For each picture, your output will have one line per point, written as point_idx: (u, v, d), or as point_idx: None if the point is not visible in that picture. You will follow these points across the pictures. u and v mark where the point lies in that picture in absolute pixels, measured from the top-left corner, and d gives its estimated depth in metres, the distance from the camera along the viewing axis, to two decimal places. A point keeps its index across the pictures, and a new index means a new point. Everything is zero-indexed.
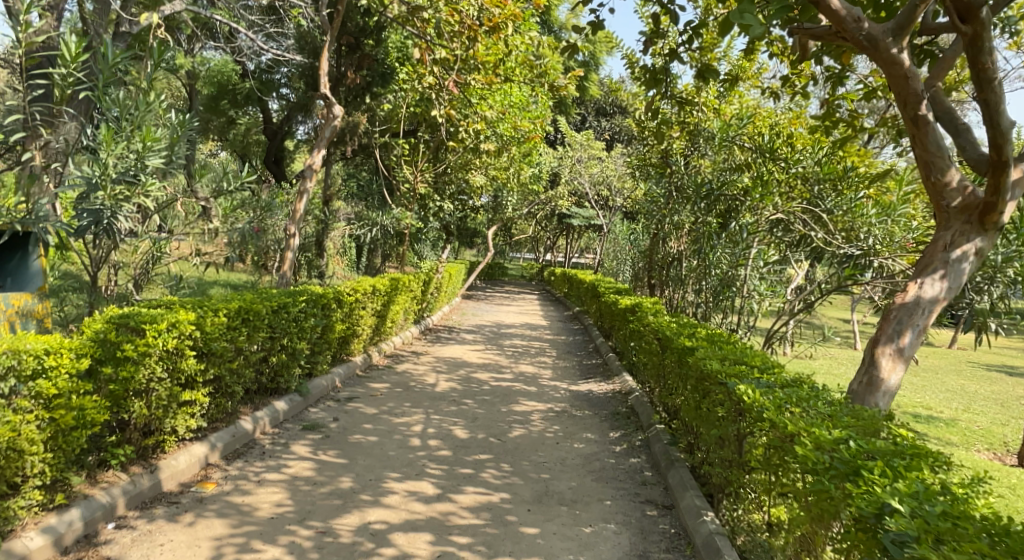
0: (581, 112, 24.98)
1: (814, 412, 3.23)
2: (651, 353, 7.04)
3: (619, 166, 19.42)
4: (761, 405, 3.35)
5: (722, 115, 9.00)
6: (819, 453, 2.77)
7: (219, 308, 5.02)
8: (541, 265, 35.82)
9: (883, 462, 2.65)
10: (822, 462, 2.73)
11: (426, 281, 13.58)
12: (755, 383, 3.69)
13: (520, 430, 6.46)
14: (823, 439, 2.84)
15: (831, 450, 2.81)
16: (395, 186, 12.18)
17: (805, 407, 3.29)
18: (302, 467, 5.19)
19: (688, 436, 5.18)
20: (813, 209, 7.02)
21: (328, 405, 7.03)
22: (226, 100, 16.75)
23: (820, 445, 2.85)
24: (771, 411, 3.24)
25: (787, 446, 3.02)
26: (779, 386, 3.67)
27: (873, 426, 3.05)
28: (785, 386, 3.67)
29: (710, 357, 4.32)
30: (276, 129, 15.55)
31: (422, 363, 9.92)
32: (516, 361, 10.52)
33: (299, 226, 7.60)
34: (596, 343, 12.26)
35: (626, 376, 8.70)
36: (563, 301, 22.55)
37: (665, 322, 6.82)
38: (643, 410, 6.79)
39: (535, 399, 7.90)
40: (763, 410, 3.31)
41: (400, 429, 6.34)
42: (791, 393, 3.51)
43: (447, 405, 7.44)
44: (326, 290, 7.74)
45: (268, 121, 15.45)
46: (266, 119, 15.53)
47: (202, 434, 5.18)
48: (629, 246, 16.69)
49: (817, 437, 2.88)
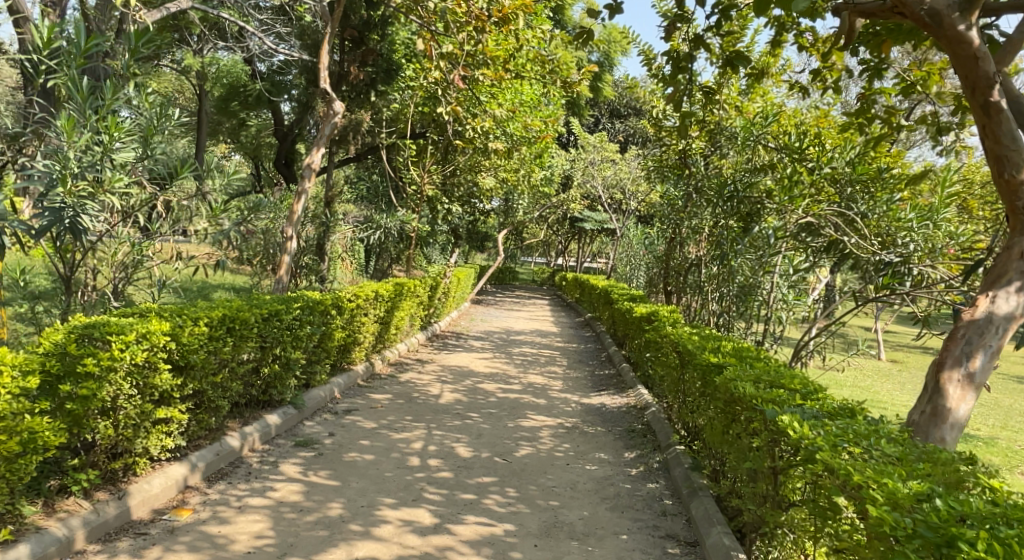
0: (595, 113, 24.55)
1: (878, 453, 2.76)
2: (672, 366, 6.57)
3: (634, 169, 18.95)
4: (814, 442, 2.89)
5: (744, 114, 8.63)
6: (898, 515, 2.32)
7: (199, 316, 4.61)
8: (552, 270, 35.34)
9: (987, 533, 2.17)
10: (905, 528, 2.27)
11: (433, 287, 13.15)
12: (800, 411, 3.22)
13: (529, 448, 6.01)
14: (901, 497, 2.39)
15: (913, 511, 2.36)
16: (402, 189, 11.88)
17: (867, 446, 2.82)
18: (290, 490, 4.76)
19: (714, 461, 4.70)
20: (846, 213, 6.53)
21: (324, 419, 6.61)
22: (235, 101, 16.51)
23: (897, 505, 2.40)
24: (826, 451, 2.78)
25: (853, 500, 2.56)
26: (827, 416, 3.20)
27: (957, 476, 2.59)
28: (835, 416, 3.19)
29: (742, 378, 3.85)
30: (285, 130, 15.25)
31: (427, 372, 9.50)
32: (525, 371, 10.07)
33: (297, 227, 7.16)
34: (610, 352, 11.77)
35: (642, 389, 8.23)
36: (575, 307, 22.06)
37: (685, 333, 6.34)
38: (660, 428, 6.32)
39: (544, 413, 7.45)
40: (815, 450, 2.85)
41: (399, 446, 5.91)
42: (847, 427, 3.04)
43: (451, 419, 7.01)
44: (324, 296, 7.30)
45: (278, 122, 15.16)
46: (277, 120, 15.24)
47: (181, 454, 4.77)
48: (644, 251, 16.20)
49: (895, 490, 2.43)
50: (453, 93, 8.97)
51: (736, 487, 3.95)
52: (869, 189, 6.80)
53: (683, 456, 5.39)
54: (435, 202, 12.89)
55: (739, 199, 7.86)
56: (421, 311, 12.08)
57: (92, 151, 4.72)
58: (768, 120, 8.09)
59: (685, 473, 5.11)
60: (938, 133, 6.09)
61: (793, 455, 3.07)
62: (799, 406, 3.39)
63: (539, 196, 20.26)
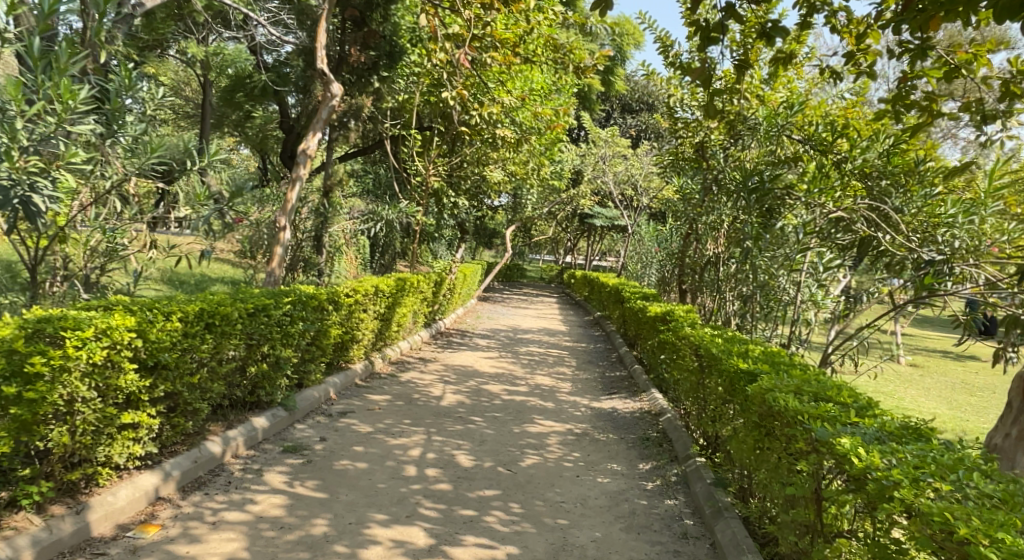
0: (606, 108, 24.10)
1: (969, 494, 2.34)
2: (691, 370, 6.12)
3: (646, 164, 18.49)
4: (886, 475, 2.45)
5: (768, 103, 8.16)
6: None
7: (173, 310, 4.19)
8: (561, 268, 34.82)
9: None
10: None
11: (437, 283, 12.72)
12: (857, 432, 2.77)
13: (535, 458, 5.58)
14: None
15: None
16: (407, 180, 11.47)
17: (956, 481, 2.40)
18: (272, 503, 4.34)
19: (744, 479, 4.26)
20: (882, 207, 6.08)
21: (317, 422, 6.18)
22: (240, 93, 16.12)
23: None
24: (906, 489, 2.36)
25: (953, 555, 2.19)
26: (890, 438, 2.77)
27: None
28: (901, 440, 2.75)
29: (779, 388, 3.39)
30: (290, 123, 14.88)
31: (430, 371, 9.07)
32: (532, 372, 9.62)
33: (291, 216, 6.71)
34: (620, 353, 11.30)
35: (656, 393, 7.77)
36: (584, 306, 21.56)
37: (703, 335, 5.89)
38: (678, 438, 5.87)
39: (552, 418, 7.01)
40: (890, 486, 2.43)
41: (395, 453, 5.48)
42: (921, 455, 2.61)
43: (453, 423, 6.58)
44: (318, 290, 6.87)
45: (283, 114, 14.77)
46: (282, 113, 14.86)
47: (155, 461, 4.36)
48: (656, 249, 15.72)
49: (1018, 551, 2.05)
50: (459, 79, 8.54)
51: (771, 510, 3.52)
52: (905, 181, 6.32)
53: (706, 470, 4.94)
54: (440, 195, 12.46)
55: (758, 193, 7.38)
56: (425, 308, 11.64)
57: (47, 124, 4.35)
58: (793, 109, 7.61)
59: (707, 491, 4.66)
60: (982, 122, 5.57)
61: (856, 485, 2.63)
62: (854, 424, 2.94)
63: (549, 191, 19.79)
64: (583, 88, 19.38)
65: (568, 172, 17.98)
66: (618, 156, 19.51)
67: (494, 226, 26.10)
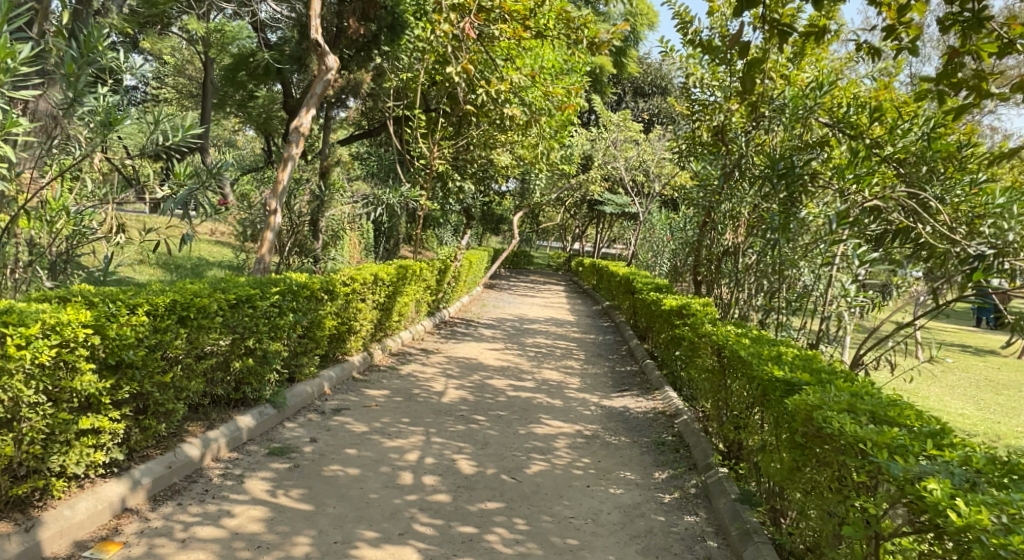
0: (618, 91, 23.54)
1: None
2: (711, 370, 5.69)
3: (658, 150, 18.00)
4: (1002, 541, 2.06)
5: (794, 83, 7.71)
6: None
7: (139, 302, 3.76)
8: (569, 255, 34.33)
9: None
10: None
11: (442, 270, 12.29)
12: (943, 473, 2.36)
13: (541, 465, 5.16)
14: None
15: None
16: (410, 162, 11.02)
17: None
18: (251, 516, 3.93)
19: (774, 497, 3.85)
20: (923, 195, 5.59)
21: (309, 420, 5.77)
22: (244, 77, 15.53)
23: None
24: None
25: None
26: (986, 481, 2.36)
27: None
28: (999, 484, 2.34)
29: (828, 404, 2.96)
30: (293, 104, 14.35)
31: (432, 364, 8.66)
32: (539, 366, 9.19)
33: (282, 200, 6.27)
34: (631, 346, 10.85)
35: (670, 392, 7.33)
36: (592, 295, 21.08)
37: (724, 331, 5.45)
38: (696, 444, 5.44)
39: (560, 418, 6.59)
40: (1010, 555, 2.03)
41: (391, 457, 5.06)
42: None
43: (454, 422, 6.17)
44: (313, 278, 6.44)
45: (287, 96, 14.27)
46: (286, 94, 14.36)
47: (124, 468, 3.95)
48: (669, 237, 15.23)
49: None
50: (463, 53, 8.06)
51: (811, 540, 3.11)
52: (945, 166, 5.91)
53: (729, 483, 4.52)
54: (446, 179, 12.00)
55: (784, 179, 6.91)
56: (428, 297, 11.21)
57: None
58: (822, 91, 7.17)
59: (731, 507, 4.24)
60: None
61: (953, 542, 2.24)
62: (933, 457, 2.52)
63: (558, 176, 19.31)
64: (595, 71, 18.89)
65: (578, 157, 17.49)
66: (630, 141, 19.00)
67: (501, 212, 25.66)
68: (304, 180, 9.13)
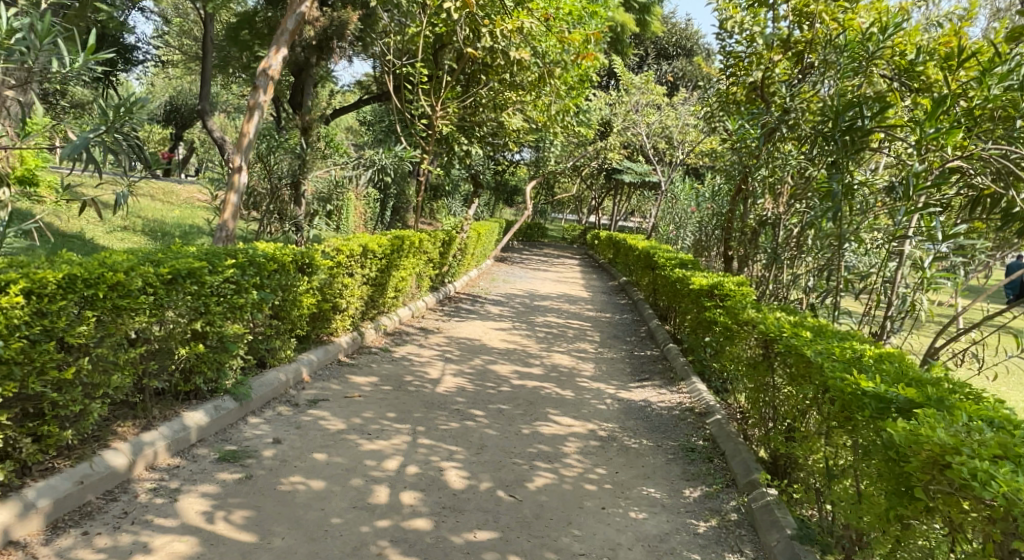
0: (640, 51, 22.29)
1: None
2: (754, 364, 4.77)
3: (682, 114, 16.89)
4: None
5: (851, 28, 6.91)
6: None
7: (13, 279, 2.96)
8: (584, 228, 33.23)
9: None
10: None
11: (446, 241, 11.39)
12: None
13: (547, 477, 4.28)
14: None
15: None
16: (411, 121, 10.10)
17: None
18: (175, 551, 3.12)
19: (852, 543, 3.03)
20: (1019, 152, 4.49)
21: (277, 415, 4.91)
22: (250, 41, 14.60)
23: None
24: None
25: None
26: None
27: None
28: None
29: (969, 453, 2.19)
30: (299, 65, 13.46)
31: (430, 345, 7.82)
32: (549, 349, 8.29)
33: (248, 156, 5.29)
34: (650, 327, 9.92)
35: (699, 384, 6.41)
36: (608, 269, 20.08)
37: (770, 318, 4.51)
38: (735, 455, 4.54)
39: (571, 414, 5.72)
40: None
41: (366, 465, 4.21)
42: None
43: (448, 419, 5.31)
44: (287, 246, 5.54)
45: None
46: None
47: (15, 488, 3.14)
48: (694, 207, 14.20)
49: None
50: None
51: None
52: None
53: (781, 513, 3.64)
54: (452, 142, 11.20)
55: (845, 136, 5.90)
56: (430, 270, 10.32)
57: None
58: (887, 34, 6.31)
59: (785, 546, 3.38)
60: None
61: None
62: None
63: (574, 143, 18.27)
64: (616, 29, 17.74)
65: (596, 123, 16.44)
66: (651, 105, 17.92)
67: (514, 181, 24.66)
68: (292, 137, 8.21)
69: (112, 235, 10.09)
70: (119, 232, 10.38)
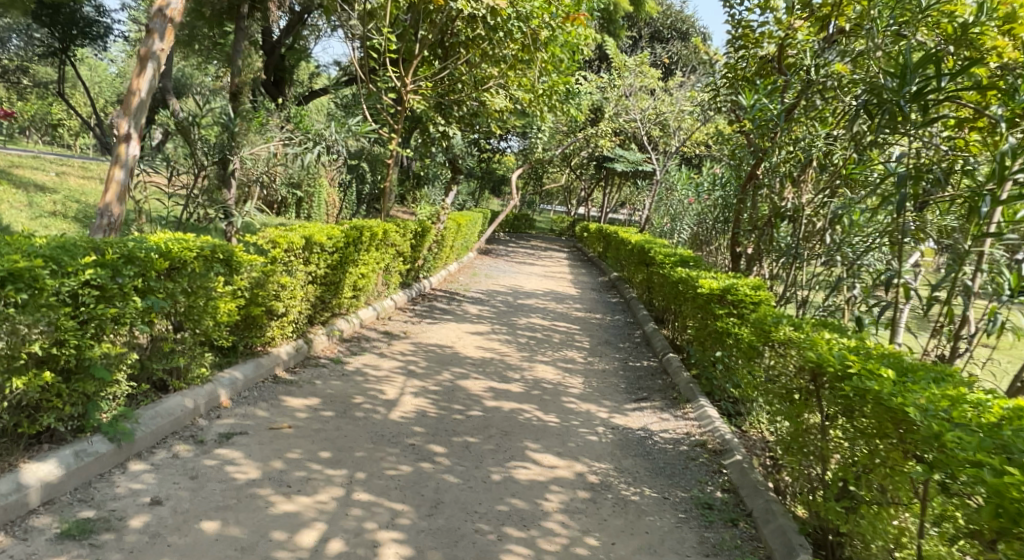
0: (633, 35, 21.21)
1: None
2: (790, 398, 3.69)
3: (680, 99, 15.80)
4: None
5: None
6: None
7: None
8: (573, 219, 32.07)
9: None
10: None
11: (419, 233, 10.26)
12: None
13: (519, 557, 3.19)
14: None
15: None
16: (378, 95, 8.94)
17: None
18: None
19: None
20: None
21: (170, 459, 3.76)
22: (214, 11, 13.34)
23: None
24: None
25: None
26: None
27: None
28: None
29: None
30: (274, 44, 12.51)
31: (393, 354, 6.68)
32: (531, 359, 7.17)
33: (140, 123, 4.21)
34: (646, 332, 8.82)
35: (709, 409, 5.31)
36: (598, 263, 19.00)
37: (820, 341, 3.39)
38: (769, 521, 3.47)
39: (556, 449, 4.61)
40: None
41: (273, 540, 3.09)
42: None
43: (400, 458, 4.18)
44: (195, 239, 4.39)
45: (266, 35, 12.48)
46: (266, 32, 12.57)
47: None
48: (692, 199, 13.11)
49: None
50: None
51: None
52: None
53: None
54: (426, 121, 10.13)
55: (910, 105, 4.48)
56: (400, 265, 9.19)
57: None
58: None
59: None
60: None
61: None
62: None
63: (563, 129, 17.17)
64: (609, 7, 16.62)
65: (588, 106, 15.31)
66: (645, 89, 16.79)
67: (499, 170, 23.48)
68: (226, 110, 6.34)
69: (36, 222, 8.81)
70: (46, 218, 9.09)
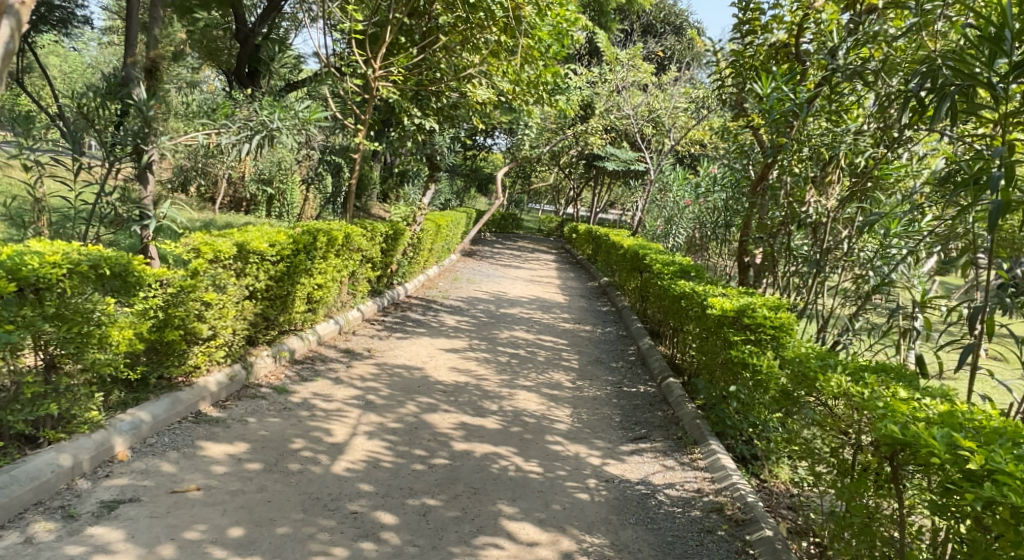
0: (624, 27, 20.18)
1: None
2: (846, 469, 2.94)
3: (675, 96, 14.83)
4: None
5: None
6: None
7: None
8: (562, 220, 31.05)
9: None
10: None
11: (390, 235, 9.29)
12: None
13: None
14: None
15: None
16: (342, 82, 7.92)
17: None
18: None
19: None
20: None
21: (19, 549, 2.86)
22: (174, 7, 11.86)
23: None
24: None
25: None
26: None
27: None
28: None
29: None
30: (249, 32, 11.42)
31: (350, 380, 5.72)
32: (512, 384, 6.23)
33: None
34: (641, 348, 7.91)
35: (724, 457, 4.40)
36: (587, 267, 18.07)
37: (900, 409, 2.66)
38: None
39: (536, 514, 3.70)
40: None
41: None
42: None
43: (335, 534, 3.28)
44: (67, 249, 3.44)
45: (241, 23, 11.37)
46: (241, 19, 11.45)
47: None
48: (689, 200, 12.16)
49: None
50: None
51: None
52: None
53: None
54: (400, 112, 9.13)
55: (1002, 84, 3.48)
56: (368, 271, 8.24)
57: None
58: None
59: None
60: None
61: None
62: None
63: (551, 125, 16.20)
64: None
65: (578, 101, 14.39)
66: (637, 83, 15.89)
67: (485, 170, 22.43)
68: (129, 79, 4.99)
69: None
70: None
